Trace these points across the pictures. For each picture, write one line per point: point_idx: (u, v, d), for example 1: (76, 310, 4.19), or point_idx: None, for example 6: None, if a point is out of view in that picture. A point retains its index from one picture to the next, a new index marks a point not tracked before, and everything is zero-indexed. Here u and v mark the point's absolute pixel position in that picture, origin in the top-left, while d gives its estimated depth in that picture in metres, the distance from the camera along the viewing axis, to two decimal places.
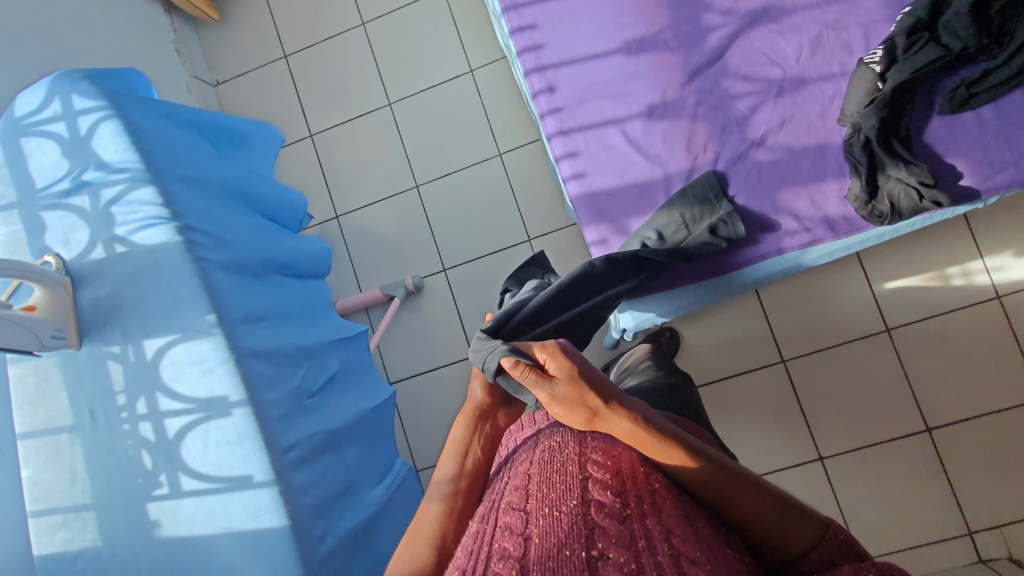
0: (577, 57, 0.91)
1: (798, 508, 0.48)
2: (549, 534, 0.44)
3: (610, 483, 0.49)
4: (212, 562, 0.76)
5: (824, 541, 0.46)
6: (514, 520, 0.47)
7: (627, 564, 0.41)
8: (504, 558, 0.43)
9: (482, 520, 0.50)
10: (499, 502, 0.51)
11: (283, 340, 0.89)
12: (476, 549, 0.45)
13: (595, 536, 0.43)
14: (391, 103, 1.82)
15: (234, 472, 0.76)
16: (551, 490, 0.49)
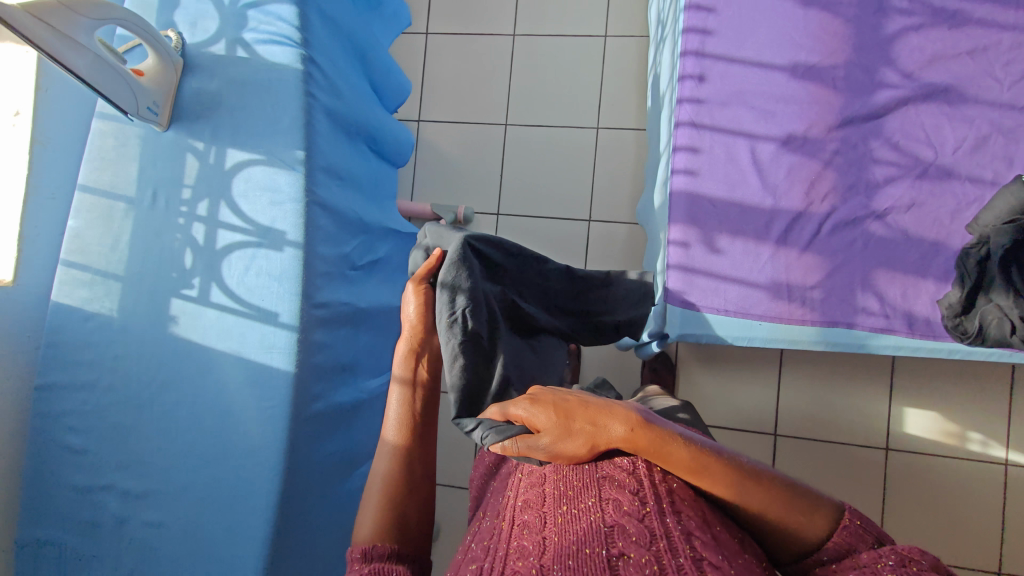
0: (741, 57, 0.87)
1: (812, 502, 0.47)
2: (569, 532, 0.47)
3: (631, 480, 0.49)
4: (208, 377, 0.77)
5: (840, 529, 0.46)
6: (533, 519, 0.50)
7: (646, 567, 0.43)
8: (524, 558, 0.46)
9: (499, 514, 0.54)
10: (516, 498, 0.54)
11: (348, 207, 0.87)
12: (495, 544, 0.50)
13: (615, 536, 0.45)
14: (516, 34, 1.77)
15: (262, 305, 0.76)
16: (570, 487, 0.51)
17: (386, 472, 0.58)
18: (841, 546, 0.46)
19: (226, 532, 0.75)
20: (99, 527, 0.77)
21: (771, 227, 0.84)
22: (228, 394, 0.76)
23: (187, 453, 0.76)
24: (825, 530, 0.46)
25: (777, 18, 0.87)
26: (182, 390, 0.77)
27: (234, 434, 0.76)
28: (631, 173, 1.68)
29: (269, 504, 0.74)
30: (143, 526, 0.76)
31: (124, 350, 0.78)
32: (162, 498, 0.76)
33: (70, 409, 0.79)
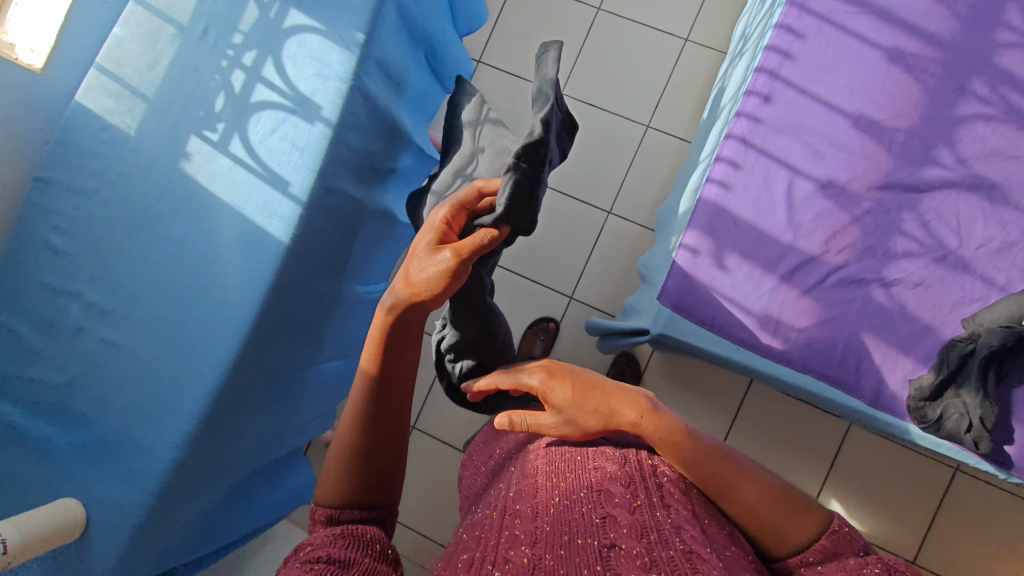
0: (812, 90, 0.86)
1: (800, 504, 0.52)
2: (565, 525, 0.47)
3: (621, 477, 0.52)
4: (201, 221, 0.76)
5: (828, 532, 0.50)
6: (524, 503, 0.50)
7: (641, 556, 0.44)
8: (515, 537, 0.46)
9: (487, 506, 0.53)
10: (505, 489, 0.55)
11: (388, 107, 0.86)
12: (485, 532, 0.48)
13: (610, 526, 0.47)
14: (600, 8, 1.74)
15: (275, 170, 0.76)
16: (562, 480, 0.53)
17: (346, 434, 0.53)
18: (830, 548, 0.49)
19: (175, 373, 0.75)
20: (56, 329, 0.77)
21: (781, 262, 0.85)
22: (216, 244, 0.76)
23: (159, 286, 0.76)
24: (816, 533, 0.50)
25: (858, 65, 0.86)
26: (173, 226, 0.77)
27: (210, 284, 0.76)
28: (664, 180, 1.67)
29: (225, 359, 0.75)
30: (98, 342, 0.76)
31: (130, 170, 0.78)
32: (124, 321, 0.76)
33: (62, 209, 0.79)
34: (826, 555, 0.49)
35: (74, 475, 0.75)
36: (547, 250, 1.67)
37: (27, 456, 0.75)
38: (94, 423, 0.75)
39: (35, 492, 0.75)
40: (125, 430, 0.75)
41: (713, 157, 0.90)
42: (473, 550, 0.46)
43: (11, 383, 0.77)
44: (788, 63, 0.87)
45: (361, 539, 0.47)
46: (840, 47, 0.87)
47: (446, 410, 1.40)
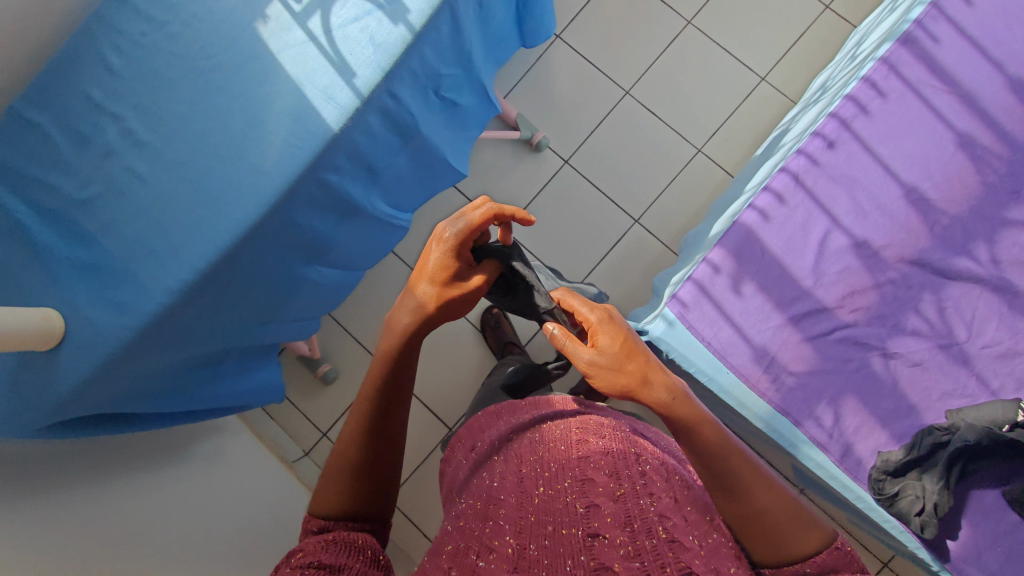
0: (876, 151, 0.87)
1: (807, 520, 0.57)
2: (548, 520, 0.54)
3: (604, 470, 0.59)
4: (259, 86, 0.76)
5: (829, 550, 0.55)
6: (510, 491, 0.58)
7: (623, 546, 0.51)
8: (501, 527, 0.54)
9: (473, 496, 0.60)
10: (497, 472, 0.62)
11: (469, 36, 0.86)
12: (471, 519, 0.56)
13: (594, 516, 0.54)
14: (690, 22, 1.72)
15: (345, 58, 0.76)
16: (547, 470, 0.60)
17: (345, 450, 0.59)
18: (828, 564, 0.54)
19: (188, 223, 0.75)
20: (88, 146, 0.77)
21: (794, 303, 0.85)
22: (266, 112, 0.76)
23: (198, 136, 0.76)
24: (815, 549, 0.55)
25: (928, 141, 0.87)
26: (230, 82, 0.77)
27: (249, 148, 0.76)
28: (698, 205, 1.68)
29: (240, 225, 0.75)
30: (125, 170, 0.76)
31: (206, 17, 0.78)
32: (154, 159, 0.76)
33: (127, 34, 0.79)
34: (822, 570, 0.54)
35: (63, 288, 0.75)
36: (566, 239, 1.68)
37: (25, 255, 0.76)
38: (98, 246, 0.76)
39: (20, 293, 0.75)
40: (125, 261, 0.75)
41: (762, 185, 0.90)
42: (457, 538, 0.54)
43: (31, 184, 0.78)
44: (861, 117, 0.88)
45: (353, 545, 0.52)
46: (916, 118, 0.87)
47: (426, 364, 1.41)
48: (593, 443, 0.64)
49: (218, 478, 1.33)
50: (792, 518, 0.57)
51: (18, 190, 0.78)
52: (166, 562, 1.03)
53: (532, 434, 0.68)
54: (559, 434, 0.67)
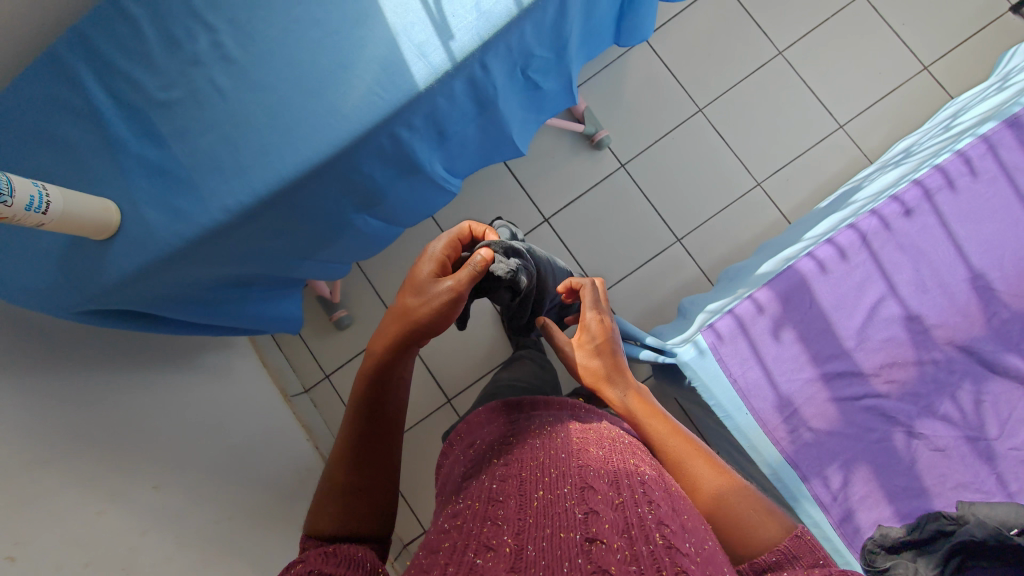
0: (952, 229, 0.84)
1: (770, 511, 0.61)
2: (547, 523, 0.54)
3: (604, 480, 0.60)
4: (354, 27, 0.75)
5: (790, 538, 0.58)
6: (506, 494, 0.58)
7: (621, 550, 0.50)
8: (497, 527, 0.53)
9: (470, 496, 0.59)
10: (491, 477, 0.63)
11: (571, 22, 0.83)
12: (468, 518, 0.55)
13: (593, 522, 0.53)
14: (779, 53, 1.67)
15: (447, 20, 0.74)
16: (545, 479, 0.61)
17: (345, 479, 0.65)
18: (790, 548, 0.57)
19: (258, 148, 0.76)
20: (177, 50, 0.78)
21: (830, 361, 0.84)
22: (357, 57, 0.75)
23: (286, 66, 0.76)
24: (778, 538, 0.59)
25: (1008, 231, 0.84)
26: (328, 19, 0.76)
27: (332, 89, 0.75)
28: (742, 238, 1.66)
29: (307, 160, 0.75)
30: (209, 83, 0.77)
31: None
32: (239, 79, 0.76)
33: None
34: (785, 559, 0.56)
35: (127, 184, 0.76)
36: (604, 241, 1.66)
37: (99, 142, 0.77)
38: (169, 151, 0.77)
39: (86, 179, 0.77)
40: (191, 171, 0.76)
41: (826, 236, 0.87)
42: (454, 534, 0.53)
43: (116, 76, 0.79)
44: (945, 191, 0.85)
45: (349, 559, 0.54)
46: (1002, 206, 0.84)
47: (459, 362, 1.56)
48: (591, 455, 0.66)
49: (222, 395, 1.36)
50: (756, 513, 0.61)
51: (104, 79, 0.79)
52: (161, 464, 1.07)
53: (529, 446, 0.70)
54: (559, 445, 0.69)
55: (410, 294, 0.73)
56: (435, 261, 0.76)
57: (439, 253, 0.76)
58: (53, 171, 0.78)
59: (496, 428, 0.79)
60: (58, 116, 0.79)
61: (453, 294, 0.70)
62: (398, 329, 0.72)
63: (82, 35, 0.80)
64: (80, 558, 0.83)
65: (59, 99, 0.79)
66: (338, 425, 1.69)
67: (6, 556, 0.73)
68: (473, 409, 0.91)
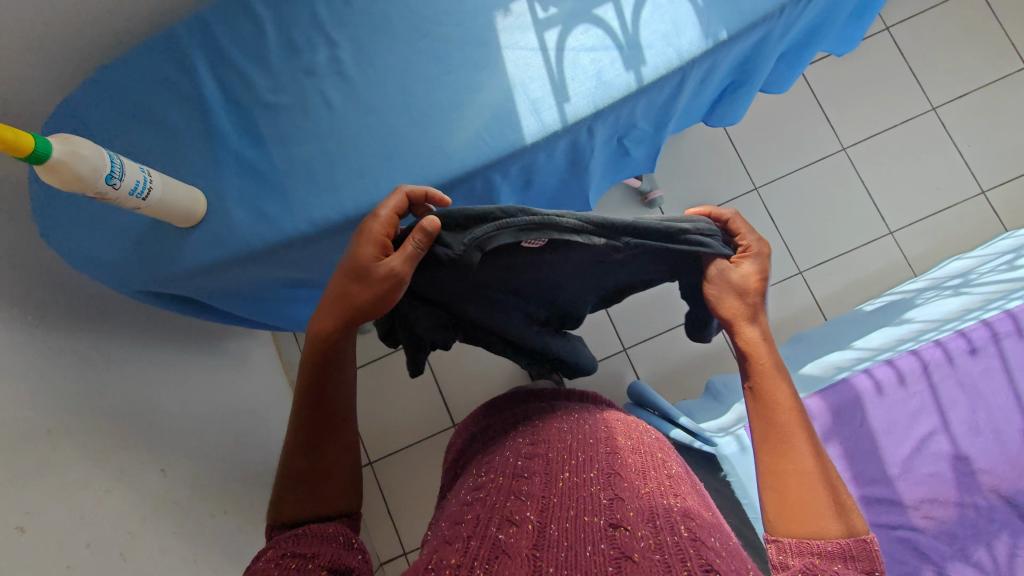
0: (1013, 376, 0.84)
1: (843, 510, 0.54)
2: (571, 504, 0.54)
3: (632, 470, 0.60)
4: (473, 70, 0.76)
5: (854, 539, 0.52)
6: (533, 472, 0.59)
7: (646, 538, 0.50)
8: (520, 504, 0.54)
9: (493, 471, 0.61)
10: (516, 455, 0.64)
11: (679, 103, 0.83)
12: (493, 491, 0.56)
13: (618, 509, 0.53)
14: (843, 149, 1.69)
15: (566, 82, 0.74)
16: (570, 461, 0.61)
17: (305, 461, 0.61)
18: (843, 550, 0.51)
19: (355, 168, 0.76)
20: (295, 57, 0.79)
21: (871, 485, 0.83)
22: (471, 99, 0.76)
23: (399, 93, 0.77)
24: (840, 533, 0.53)
25: None
26: (449, 56, 0.77)
27: (440, 125, 0.75)
28: (776, 319, 1.62)
29: None
30: (319, 95, 0.78)
31: None
32: (350, 96, 0.77)
33: None
34: (838, 554, 0.51)
35: (218, 178, 0.77)
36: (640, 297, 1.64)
37: (200, 132, 0.78)
38: (267, 153, 0.77)
39: (182, 166, 0.77)
40: (285, 176, 0.77)
41: (886, 360, 0.88)
42: (477, 506, 0.54)
43: (229, 70, 0.80)
44: (1013, 338, 0.85)
45: (321, 534, 0.54)
46: None
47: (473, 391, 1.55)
48: (620, 445, 0.66)
49: (236, 381, 1.35)
50: (829, 502, 0.55)
51: (215, 70, 0.80)
52: (170, 447, 1.05)
53: (556, 426, 0.70)
54: (587, 430, 0.69)
55: (350, 278, 0.59)
56: (377, 242, 0.58)
57: (378, 232, 0.59)
58: (148, 151, 0.78)
59: (523, 411, 0.79)
60: (165, 98, 0.80)
61: (399, 278, 0.57)
62: (341, 317, 0.60)
63: (203, 23, 0.80)
64: (83, 538, 0.81)
65: (169, 80, 0.80)
66: None
67: (15, 526, 0.72)
68: (497, 395, 0.91)
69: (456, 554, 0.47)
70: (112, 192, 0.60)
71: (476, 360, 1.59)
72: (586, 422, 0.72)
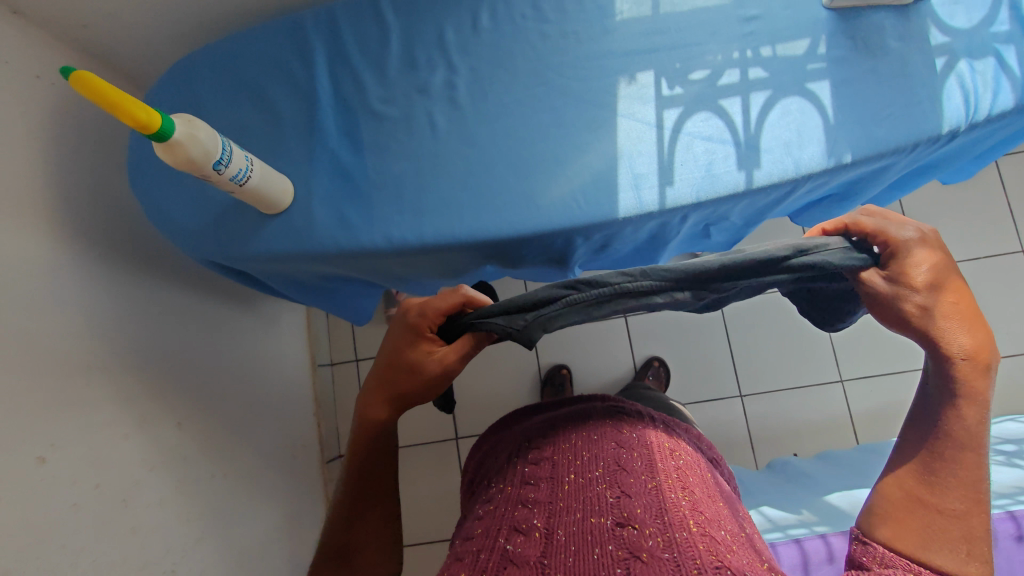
0: None
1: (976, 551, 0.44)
2: (578, 507, 0.52)
3: (639, 462, 0.58)
4: (582, 129, 0.75)
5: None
6: (539, 479, 0.57)
7: (654, 536, 0.48)
8: (527, 514, 0.52)
9: (505, 482, 0.60)
10: (524, 462, 0.62)
11: (778, 208, 0.81)
12: (503, 505, 0.55)
13: (624, 506, 0.51)
14: None
15: (673, 165, 0.72)
16: (577, 460, 0.59)
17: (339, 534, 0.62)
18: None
19: (443, 196, 0.76)
20: (412, 73, 0.79)
21: None
22: (573, 158, 0.74)
23: (503, 133, 0.76)
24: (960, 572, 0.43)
25: None
26: (561, 108, 0.76)
27: (536, 175, 0.74)
28: (802, 421, 1.52)
29: (481, 229, 0.74)
30: (426, 116, 0.78)
31: (583, 37, 0.77)
32: (456, 124, 0.77)
33: (510, 5, 0.79)
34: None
35: (310, 173, 0.77)
36: (676, 362, 1.57)
37: (304, 123, 0.79)
38: (362, 161, 0.78)
39: (279, 153, 0.78)
40: (374, 188, 0.77)
41: None
42: (487, 522, 0.53)
43: (345, 69, 0.80)
44: None
45: None
46: None
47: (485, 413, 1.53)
48: (626, 435, 0.63)
49: (265, 347, 1.36)
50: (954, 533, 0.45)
51: (332, 66, 0.80)
52: (191, 401, 1.06)
53: (564, 422, 0.67)
54: (594, 421, 0.66)
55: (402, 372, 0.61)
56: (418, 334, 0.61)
57: (412, 321, 0.61)
58: (251, 130, 0.79)
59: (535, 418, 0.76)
60: (279, 82, 0.80)
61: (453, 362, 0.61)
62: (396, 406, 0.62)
63: (334, 18, 0.81)
64: (93, 479, 0.82)
65: (287, 65, 0.81)
66: (345, 411, 1.65)
67: (36, 457, 0.73)
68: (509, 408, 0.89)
69: (466, 568, 0.48)
70: (216, 178, 0.61)
71: (494, 383, 1.58)
72: (593, 414, 0.68)
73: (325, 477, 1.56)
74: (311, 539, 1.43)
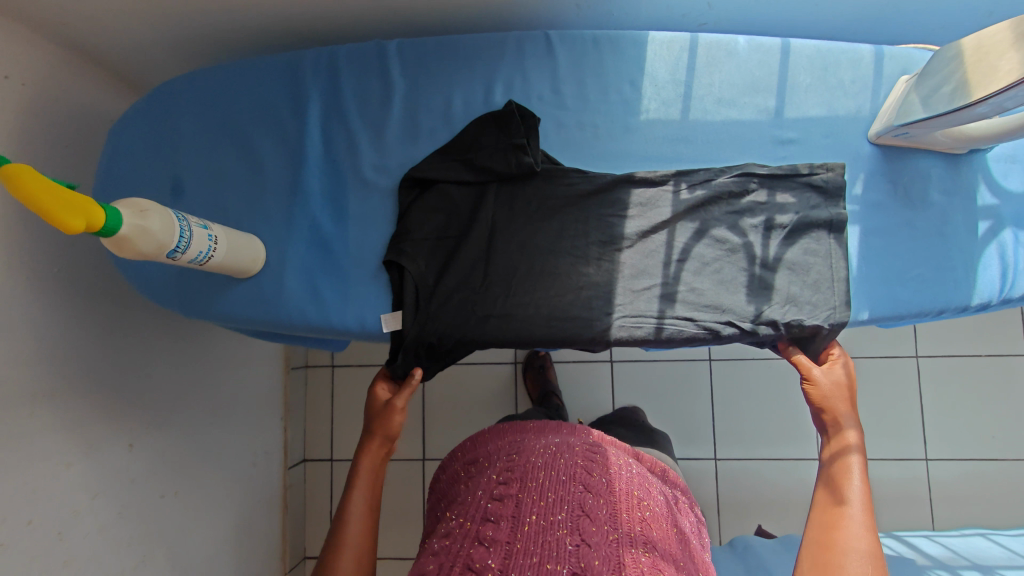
0: None
1: None
2: (536, 551, 0.49)
3: (601, 509, 0.55)
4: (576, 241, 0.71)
5: None
6: (500, 510, 0.54)
7: None
8: (483, 563, 0.49)
9: (465, 510, 0.56)
10: (487, 491, 0.58)
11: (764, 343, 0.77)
12: (459, 542, 0.52)
13: (583, 557, 0.49)
14: None
15: (678, 288, 0.66)
16: (542, 496, 0.55)
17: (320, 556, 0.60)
18: None
19: None
20: (411, 143, 0.72)
21: None
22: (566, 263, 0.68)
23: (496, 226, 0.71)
24: None
25: None
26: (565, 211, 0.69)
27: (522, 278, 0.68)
28: None
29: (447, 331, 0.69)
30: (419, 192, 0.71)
31: (601, 132, 0.70)
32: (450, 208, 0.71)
33: (528, 81, 0.71)
34: None
35: (287, 238, 0.71)
36: None
37: (286, 182, 0.72)
38: (345, 233, 0.71)
39: (256, 209, 0.72)
40: (355, 264, 0.71)
41: None
42: (442, 559, 0.51)
43: (340, 125, 0.73)
44: None
45: None
46: None
47: None
48: (596, 477, 0.59)
49: (237, 356, 1.30)
50: None
51: (326, 121, 0.73)
52: (145, 420, 1.00)
53: (525, 451, 0.63)
54: (565, 453, 0.62)
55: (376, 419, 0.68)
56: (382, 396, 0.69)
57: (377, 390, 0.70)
58: (230, 178, 0.72)
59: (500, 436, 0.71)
60: (265, 129, 0.73)
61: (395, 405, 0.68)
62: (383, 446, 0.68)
63: (334, 64, 0.73)
64: (26, 514, 0.76)
65: (275, 111, 0.73)
66: (314, 417, 1.57)
67: None
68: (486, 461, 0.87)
69: None
70: (172, 263, 0.55)
71: None
72: (561, 449, 0.64)
73: (286, 482, 1.49)
74: (264, 548, 1.38)
